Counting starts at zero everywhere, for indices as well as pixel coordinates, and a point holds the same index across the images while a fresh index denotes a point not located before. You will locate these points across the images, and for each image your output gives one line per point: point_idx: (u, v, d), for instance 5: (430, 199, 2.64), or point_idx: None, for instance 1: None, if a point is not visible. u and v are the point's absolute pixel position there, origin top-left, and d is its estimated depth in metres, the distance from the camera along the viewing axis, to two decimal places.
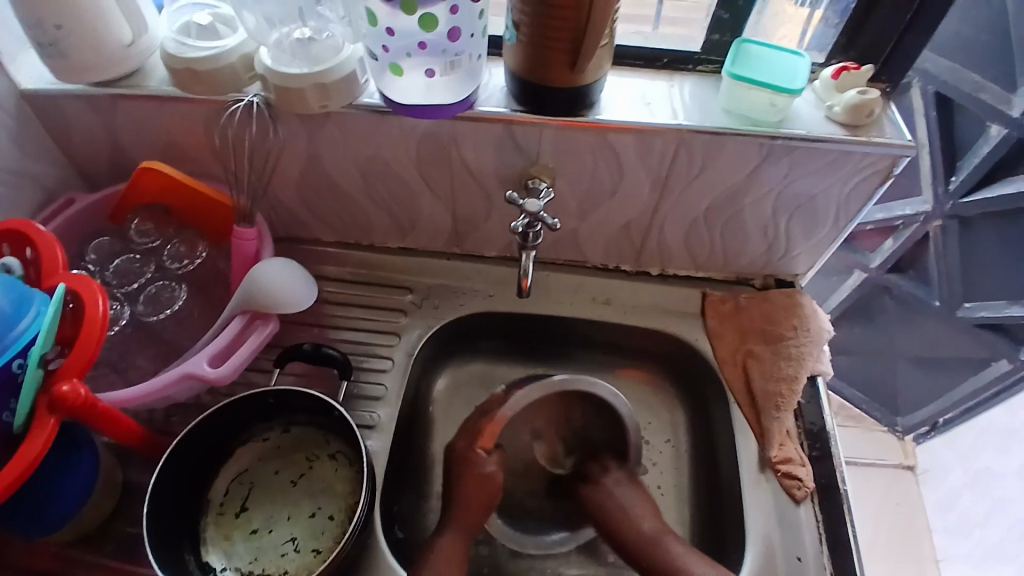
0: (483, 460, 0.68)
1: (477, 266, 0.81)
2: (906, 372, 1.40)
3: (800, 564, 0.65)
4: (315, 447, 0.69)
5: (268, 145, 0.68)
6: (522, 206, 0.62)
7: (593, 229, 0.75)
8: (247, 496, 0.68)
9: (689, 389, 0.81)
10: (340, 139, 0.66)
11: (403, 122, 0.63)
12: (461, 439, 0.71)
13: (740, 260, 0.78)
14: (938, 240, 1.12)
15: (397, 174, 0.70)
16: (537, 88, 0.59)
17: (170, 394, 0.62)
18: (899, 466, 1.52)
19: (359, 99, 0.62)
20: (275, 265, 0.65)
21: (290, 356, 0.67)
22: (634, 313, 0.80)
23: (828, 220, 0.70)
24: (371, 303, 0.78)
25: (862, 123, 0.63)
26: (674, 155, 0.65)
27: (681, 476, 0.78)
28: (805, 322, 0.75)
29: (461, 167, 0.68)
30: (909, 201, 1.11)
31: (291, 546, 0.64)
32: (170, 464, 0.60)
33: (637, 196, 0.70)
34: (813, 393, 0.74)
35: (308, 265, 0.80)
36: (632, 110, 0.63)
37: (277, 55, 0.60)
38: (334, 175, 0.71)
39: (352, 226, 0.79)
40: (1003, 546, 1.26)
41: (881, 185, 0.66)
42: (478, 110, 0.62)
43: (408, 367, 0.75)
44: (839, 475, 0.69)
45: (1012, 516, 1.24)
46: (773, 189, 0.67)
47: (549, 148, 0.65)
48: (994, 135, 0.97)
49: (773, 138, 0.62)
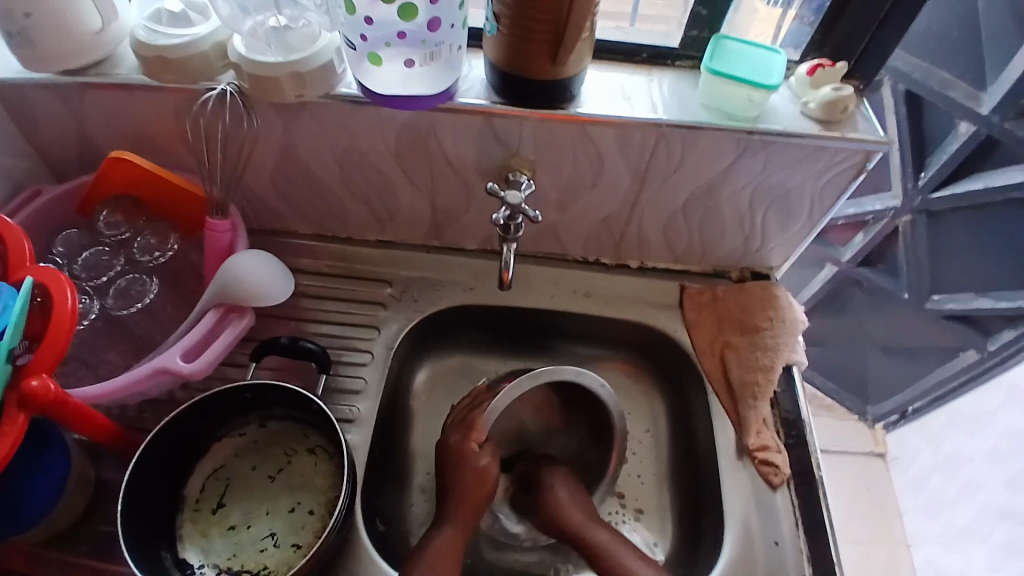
0: (476, 454, 0.69)
1: (457, 258, 0.80)
2: (876, 363, 1.43)
3: (778, 548, 0.66)
4: (293, 442, 0.69)
5: (242, 136, 0.67)
6: (504, 198, 0.62)
7: (573, 222, 0.76)
8: (223, 492, 0.67)
9: (668, 381, 0.82)
10: (318, 130, 0.65)
11: (382, 112, 0.63)
12: (451, 435, 0.71)
13: (717, 252, 0.79)
14: (908, 233, 1.15)
15: (376, 165, 0.69)
16: (516, 80, 0.59)
17: (145, 389, 0.60)
18: (869, 454, 1.56)
19: (337, 89, 0.62)
20: (251, 257, 0.65)
21: (267, 349, 0.66)
22: (613, 304, 0.80)
23: (803, 213, 0.72)
24: (350, 296, 0.78)
25: (837, 118, 0.64)
26: (654, 149, 0.65)
27: (660, 465, 0.79)
28: (780, 313, 0.76)
29: (441, 159, 0.68)
30: (879, 197, 1.15)
31: (270, 541, 0.64)
32: (143, 460, 0.59)
33: (617, 188, 0.70)
34: (787, 381, 0.75)
35: (286, 258, 0.79)
36: (612, 103, 0.64)
37: (251, 44, 0.59)
38: (312, 166, 0.70)
39: (330, 219, 0.78)
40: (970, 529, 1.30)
41: (854, 179, 0.67)
42: (457, 102, 0.61)
43: (389, 360, 0.74)
44: (814, 460, 0.70)
45: None
46: (749, 182, 0.68)
47: (530, 140, 0.65)
48: (961, 133, 0.99)
49: (750, 133, 0.63)
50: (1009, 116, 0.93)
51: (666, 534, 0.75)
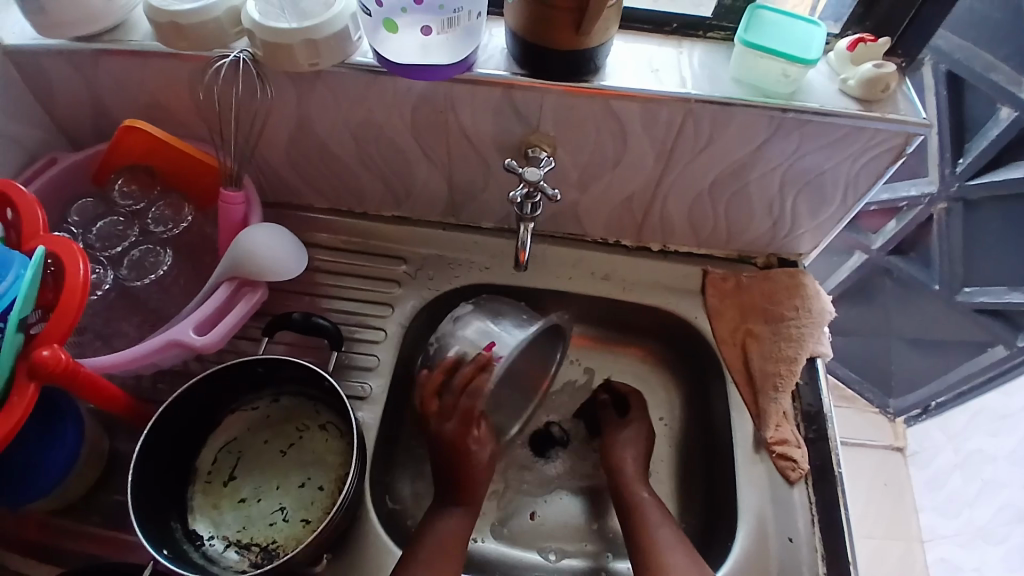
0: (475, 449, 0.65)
1: (473, 236, 0.78)
2: (902, 353, 1.39)
3: (792, 545, 0.64)
4: (305, 418, 0.68)
5: (256, 105, 0.65)
6: (521, 174, 0.59)
7: (594, 201, 0.73)
8: (235, 465, 0.66)
9: (689, 368, 0.80)
10: (331, 100, 0.63)
11: (397, 83, 0.60)
12: (446, 423, 0.64)
13: (742, 237, 0.76)
14: (942, 222, 1.11)
15: (391, 138, 0.67)
16: (537, 50, 0.57)
17: (157, 361, 0.60)
18: (888, 447, 1.53)
19: (352, 58, 0.60)
20: (264, 232, 0.63)
21: (279, 326, 0.65)
22: (632, 288, 0.78)
23: (835, 198, 0.68)
24: (363, 272, 0.76)
25: (877, 98, 0.60)
26: (680, 127, 0.62)
27: (675, 455, 0.77)
28: (807, 302, 0.73)
29: (458, 133, 0.65)
30: (915, 182, 1.11)
31: (280, 516, 0.64)
32: (155, 433, 0.59)
33: (639, 167, 0.68)
34: (811, 374, 0.72)
35: (301, 232, 0.78)
36: (637, 76, 0.61)
37: (264, 9, 0.58)
38: (326, 138, 0.68)
39: (346, 193, 0.76)
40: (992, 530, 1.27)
41: (892, 163, 0.63)
42: (476, 72, 0.59)
43: (401, 338, 0.73)
44: (834, 456, 0.67)
45: None
46: (781, 164, 0.65)
47: (550, 115, 0.62)
48: (1004, 117, 0.95)
49: (784, 111, 0.59)
50: None
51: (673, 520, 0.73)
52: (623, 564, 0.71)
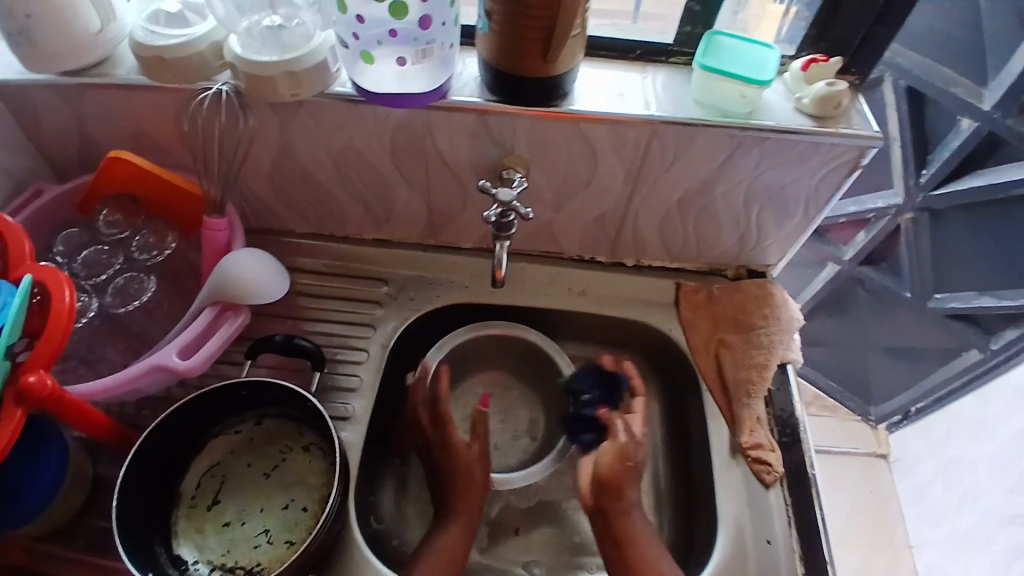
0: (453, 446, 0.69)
1: (452, 257, 0.80)
2: (879, 361, 1.43)
3: (770, 546, 0.66)
4: (288, 440, 0.69)
5: (239, 133, 0.67)
6: (494, 195, 0.62)
7: (569, 220, 0.76)
8: (219, 489, 0.67)
9: (667, 379, 0.82)
10: (312, 128, 0.66)
11: (375, 110, 0.63)
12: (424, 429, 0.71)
13: (712, 250, 0.79)
14: (910, 232, 1.16)
15: (370, 163, 0.69)
16: (507, 77, 0.60)
17: (140, 386, 0.61)
18: (871, 455, 1.55)
19: (332, 88, 0.62)
20: (247, 255, 0.65)
21: (261, 348, 0.66)
22: (608, 303, 0.81)
23: (797, 211, 0.72)
24: (346, 295, 0.78)
25: (831, 114, 0.64)
26: (647, 147, 0.65)
27: (656, 466, 0.79)
28: (776, 311, 0.76)
29: (435, 157, 0.68)
30: (881, 194, 1.15)
31: (263, 538, 0.64)
32: (138, 458, 0.59)
33: (610, 186, 0.70)
34: (783, 380, 0.74)
35: (283, 257, 0.80)
36: (604, 100, 0.64)
37: (247, 42, 0.60)
38: (307, 164, 0.70)
39: (326, 218, 0.78)
40: None
41: (848, 176, 0.67)
42: (451, 99, 0.62)
43: (383, 358, 0.74)
44: (807, 460, 0.69)
45: None
46: (744, 180, 0.68)
47: (523, 138, 0.65)
48: (965, 129, 0.99)
49: (744, 129, 0.63)
50: (1013, 113, 0.92)
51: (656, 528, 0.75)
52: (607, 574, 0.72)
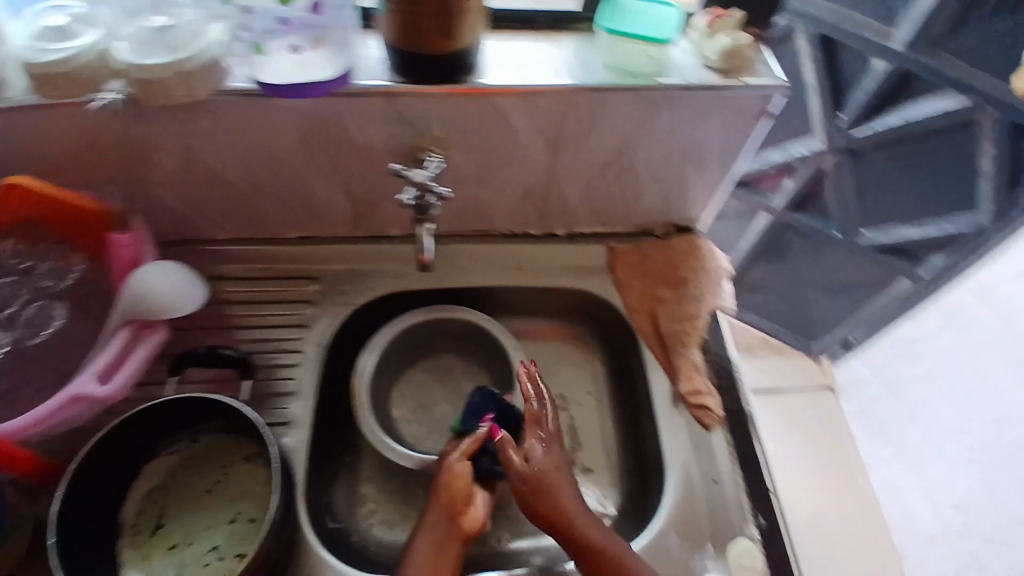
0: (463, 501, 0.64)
1: (381, 246, 0.79)
2: (817, 299, 1.50)
3: (717, 485, 0.68)
4: (227, 453, 0.68)
5: (136, 142, 0.63)
6: (408, 177, 0.61)
7: (495, 195, 0.75)
8: (162, 512, 0.65)
9: (610, 341, 0.83)
10: (212, 128, 0.62)
11: (276, 103, 0.60)
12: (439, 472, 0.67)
13: (640, 211, 0.80)
14: (834, 173, 1.20)
15: (280, 158, 0.67)
16: (410, 57, 0.58)
17: (63, 421, 0.57)
18: (818, 388, 1.61)
19: (226, 85, 0.58)
20: (158, 269, 0.62)
21: (185, 361, 0.66)
22: (545, 275, 0.82)
23: (714, 163, 0.73)
24: (275, 296, 0.76)
25: (736, 67, 0.65)
26: (562, 115, 0.65)
27: (606, 427, 0.80)
28: (704, 264, 0.79)
29: (347, 146, 0.66)
30: (803, 141, 1.19)
31: (213, 555, 0.62)
32: (69, 491, 0.56)
33: (531, 158, 0.70)
34: (714, 326, 0.77)
35: (205, 267, 0.76)
36: (513, 71, 0.63)
37: (136, 48, 0.56)
38: (214, 167, 0.67)
39: (243, 220, 0.75)
40: None
41: (759, 126, 0.68)
42: (355, 84, 0.59)
43: (320, 358, 0.73)
44: (744, 400, 0.72)
45: None
46: (659, 138, 0.69)
47: (435, 118, 0.63)
48: (877, 69, 1.02)
49: (653, 88, 0.63)
50: (924, 48, 0.94)
51: (615, 486, 0.76)
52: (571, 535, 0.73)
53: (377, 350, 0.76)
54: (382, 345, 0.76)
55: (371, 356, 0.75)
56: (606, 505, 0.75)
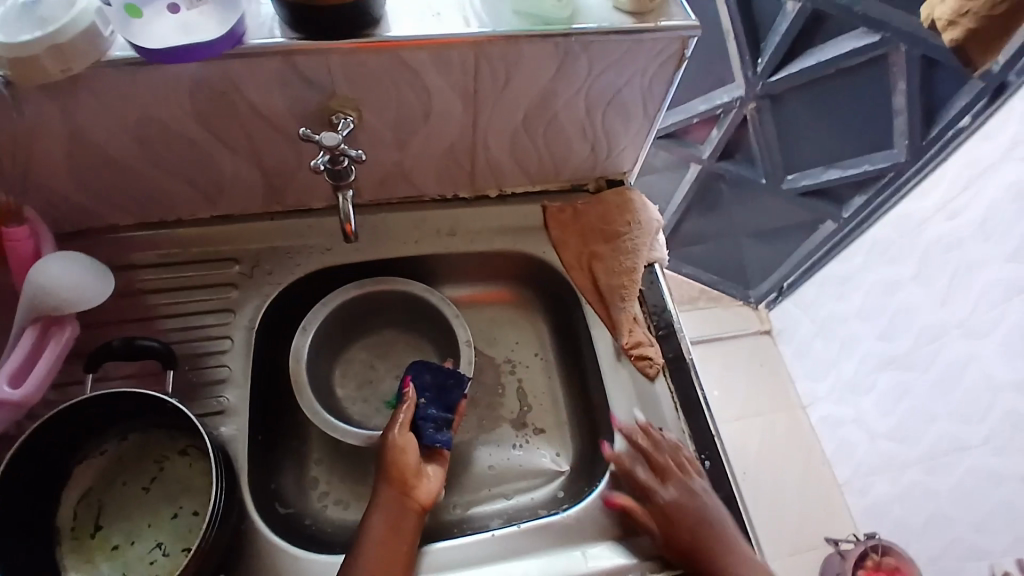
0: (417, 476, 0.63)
1: (305, 221, 0.76)
2: (749, 244, 1.56)
3: (662, 432, 0.70)
4: (162, 448, 0.64)
5: (11, 125, 0.57)
6: (319, 141, 0.58)
7: (418, 157, 0.72)
8: (99, 514, 0.61)
9: (550, 300, 0.83)
10: (99, 105, 0.57)
11: (165, 70, 0.56)
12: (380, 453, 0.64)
13: (569, 166, 0.79)
14: (756, 120, 1.23)
15: (181, 133, 0.62)
16: (305, 11, 0.54)
17: None
18: (758, 332, 1.68)
19: (110, 54, 0.54)
20: (60, 262, 0.58)
21: (102, 356, 0.61)
22: (476, 239, 0.80)
23: (637, 112, 0.73)
24: (196, 283, 0.72)
25: (647, 8, 0.64)
26: (477, 68, 0.63)
27: (553, 384, 0.81)
28: (637, 216, 0.78)
29: (252, 114, 0.62)
30: (725, 89, 1.21)
31: (159, 553, 0.60)
32: (0, 497, 0.53)
33: (451, 116, 0.68)
34: (651, 279, 0.77)
35: (114, 257, 0.71)
36: (420, 23, 0.60)
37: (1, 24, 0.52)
38: (107, 147, 0.62)
39: (150, 203, 0.70)
40: (856, 381, 1.40)
41: (677, 69, 0.68)
42: (249, 44, 0.56)
43: (251, 342, 0.69)
44: (684, 346, 0.74)
45: (861, 349, 1.36)
46: (580, 90, 0.68)
47: (343, 77, 0.60)
48: (790, 11, 1.04)
49: (566, 35, 0.61)
50: None
51: (567, 443, 0.77)
52: (526, 496, 0.74)
53: (313, 329, 0.73)
54: (317, 324, 0.73)
55: (307, 337, 0.72)
56: (559, 461, 0.76)
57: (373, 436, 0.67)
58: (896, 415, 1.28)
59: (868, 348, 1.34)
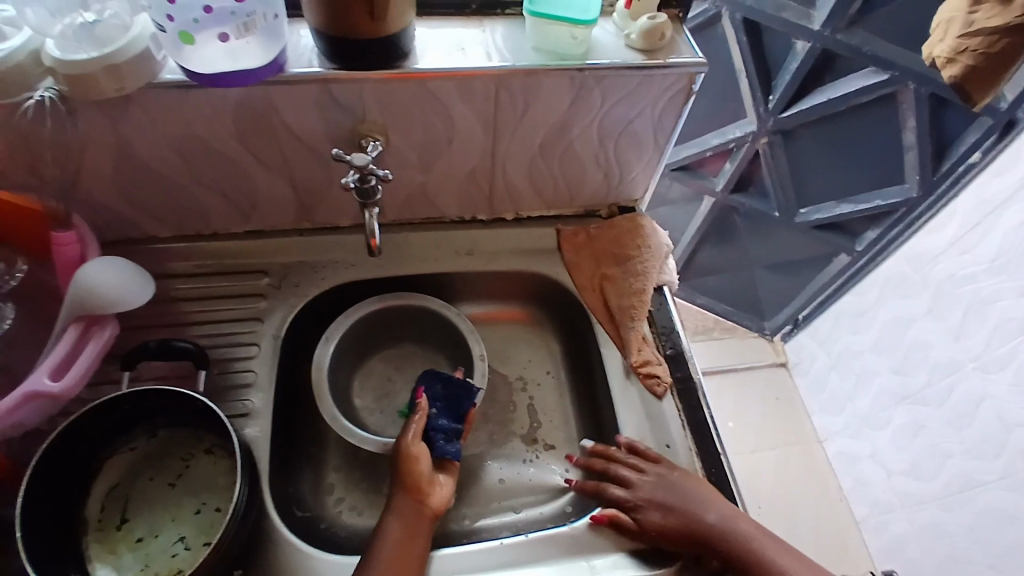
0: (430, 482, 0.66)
1: (330, 237, 0.80)
2: (763, 277, 1.58)
3: (670, 450, 0.71)
4: (188, 447, 0.68)
5: (70, 139, 0.63)
6: (350, 161, 0.62)
7: (440, 180, 0.77)
8: (125, 508, 0.65)
9: (563, 321, 0.86)
10: (149, 122, 0.63)
11: (211, 93, 0.61)
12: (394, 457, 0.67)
13: (582, 192, 0.83)
14: (768, 154, 1.26)
15: (221, 151, 0.68)
16: (341, 43, 0.59)
17: (17, 420, 0.58)
18: (773, 365, 1.68)
19: (161, 77, 0.59)
20: (100, 265, 0.63)
21: (138, 356, 0.65)
22: (495, 258, 0.84)
23: (648, 142, 0.77)
24: (227, 293, 0.76)
25: (657, 46, 0.68)
26: (496, 97, 0.67)
27: (564, 403, 0.83)
28: (647, 241, 0.81)
29: (288, 136, 0.67)
30: (738, 124, 1.26)
31: (180, 546, 0.62)
32: (36, 481, 0.56)
33: (471, 142, 0.72)
34: (661, 301, 0.80)
35: (154, 266, 0.76)
36: (446, 56, 0.65)
37: (63, 44, 0.57)
38: (154, 163, 0.67)
39: (189, 216, 0.75)
40: (872, 415, 1.39)
41: (686, 102, 0.72)
42: (290, 72, 0.61)
43: (277, 349, 0.73)
44: (692, 370, 0.75)
45: (876, 382, 1.36)
46: (594, 121, 0.72)
47: (373, 104, 0.65)
48: (800, 50, 1.08)
49: (580, 69, 0.66)
50: (841, 27, 1.00)
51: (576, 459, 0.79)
52: (534, 511, 0.75)
53: (335, 340, 0.76)
54: (339, 335, 0.77)
55: (329, 346, 0.76)
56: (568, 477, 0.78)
57: (390, 443, 0.69)
58: (914, 450, 1.27)
59: (885, 382, 1.34)
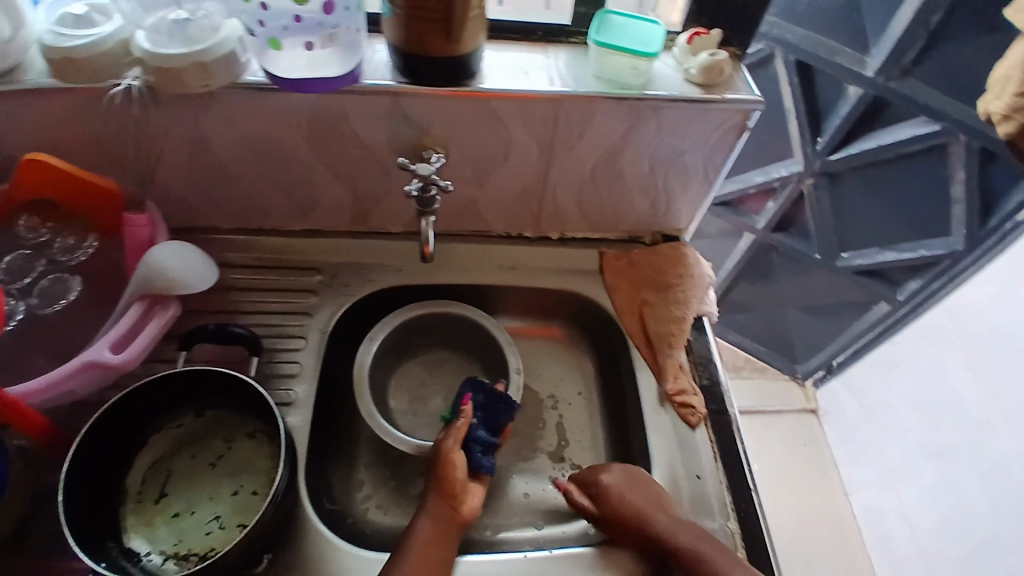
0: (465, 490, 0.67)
1: (380, 242, 0.83)
2: (797, 318, 1.54)
3: (699, 481, 0.71)
4: (231, 429, 0.70)
5: (154, 128, 0.67)
6: (414, 170, 0.65)
7: (492, 195, 0.79)
8: (165, 482, 0.67)
9: (598, 343, 0.87)
10: (226, 119, 0.67)
11: (287, 97, 0.65)
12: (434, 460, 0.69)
13: (628, 218, 0.85)
14: (813, 196, 1.26)
15: (289, 151, 0.71)
16: (414, 59, 0.63)
17: (75, 387, 0.61)
18: (803, 410, 1.65)
19: (242, 78, 0.63)
20: (171, 249, 0.66)
21: (195, 337, 0.68)
22: (537, 276, 0.86)
23: (698, 175, 0.78)
24: (278, 286, 0.79)
25: (715, 82, 0.70)
26: (555, 120, 0.70)
27: (594, 425, 0.84)
28: (690, 271, 0.83)
29: (353, 142, 0.70)
30: (783, 163, 1.26)
31: (214, 524, 0.65)
32: (83, 450, 0.59)
33: (526, 161, 0.75)
34: (700, 332, 0.81)
35: (214, 255, 0.80)
36: (510, 78, 0.68)
37: (155, 38, 0.60)
38: (226, 158, 0.71)
39: (250, 210, 0.79)
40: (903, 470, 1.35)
41: (738, 138, 0.74)
42: (363, 83, 0.64)
43: (322, 344, 0.76)
44: (726, 399, 0.76)
45: None
46: (647, 149, 0.74)
47: (437, 118, 0.68)
48: (852, 95, 1.09)
49: (639, 99, 0.68)
50: (894, 75, 1.01)
51: None
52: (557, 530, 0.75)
53: (377, 341, 0.79)
54: (382, 336, 0.79)
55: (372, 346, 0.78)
56: None
57: (424, 445, 0.71)
58: None
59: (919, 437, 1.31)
